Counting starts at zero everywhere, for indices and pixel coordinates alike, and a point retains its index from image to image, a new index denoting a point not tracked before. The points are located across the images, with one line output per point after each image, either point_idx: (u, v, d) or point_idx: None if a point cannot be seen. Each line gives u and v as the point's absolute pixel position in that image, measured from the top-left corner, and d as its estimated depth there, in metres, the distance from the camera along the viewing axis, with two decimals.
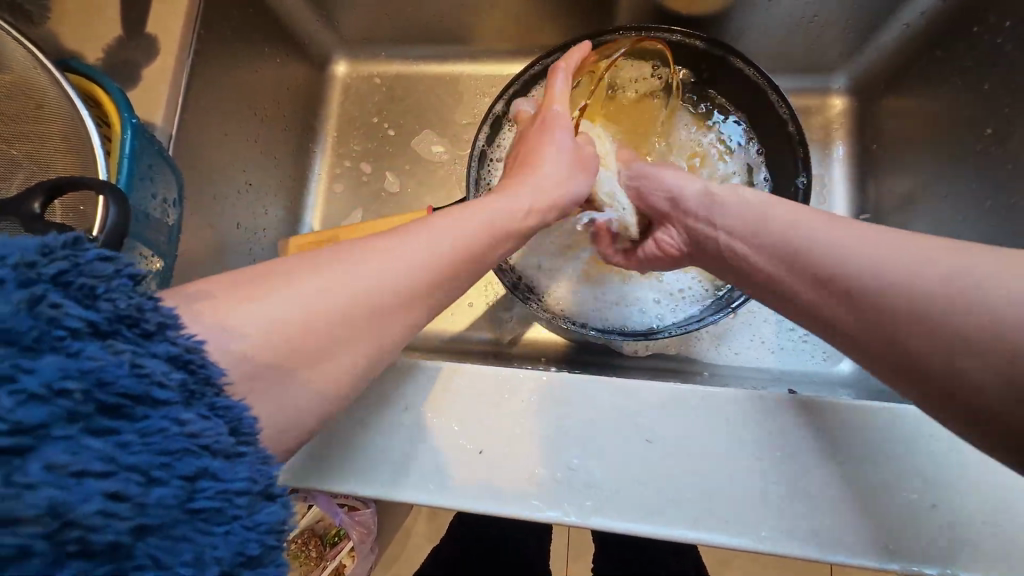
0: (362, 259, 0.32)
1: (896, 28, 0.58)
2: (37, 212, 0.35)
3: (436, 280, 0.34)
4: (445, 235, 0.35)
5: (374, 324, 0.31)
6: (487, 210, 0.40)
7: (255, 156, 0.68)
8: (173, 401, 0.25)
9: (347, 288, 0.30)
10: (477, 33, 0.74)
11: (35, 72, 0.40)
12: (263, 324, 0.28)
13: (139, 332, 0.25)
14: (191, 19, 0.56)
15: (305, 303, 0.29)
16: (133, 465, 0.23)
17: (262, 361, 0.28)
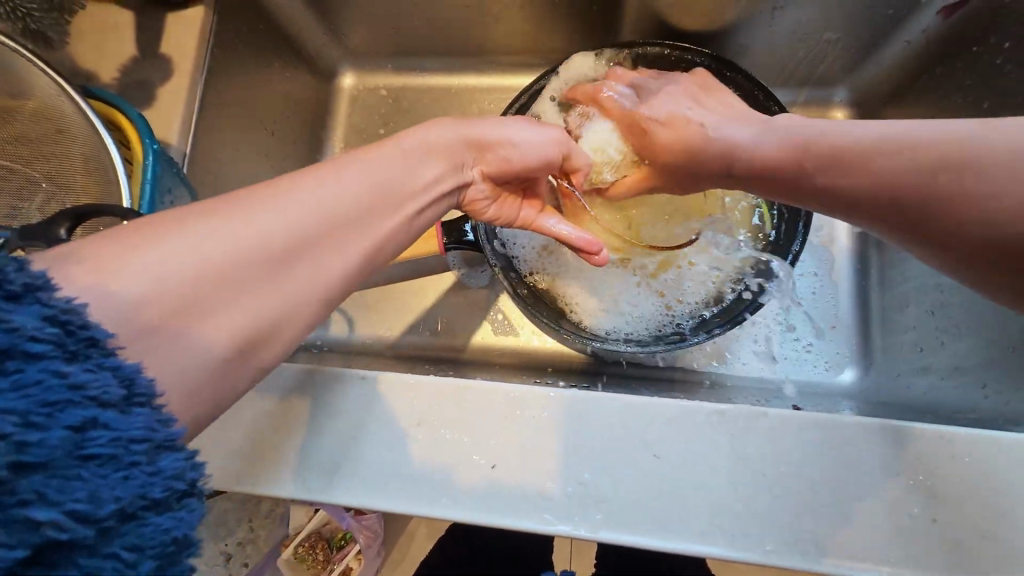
0: (247, 207, 0.30)
1: (897, 45, 0.58)
2: (63, 238, 0.36)
3: (341, 214, 0.32)
4: (344, 179, 0.33)
5: (280, 266, 0.29)
6: (395, 149, 0.37)
7: (265, 170, 0.69)
8: (49, 354, 0.23)
9: (234, 234, 0.28)
10: (484, 46, 0.75)
11: (59, 100, 0.41)
12: (146, 274, 0.26)
13: (1, 294, 0.23)
14: (206, 40, 0.57)
15: (193, 250, 0.27)
16: (10, 410, 0.22)
17: (153, 312, 0.26)
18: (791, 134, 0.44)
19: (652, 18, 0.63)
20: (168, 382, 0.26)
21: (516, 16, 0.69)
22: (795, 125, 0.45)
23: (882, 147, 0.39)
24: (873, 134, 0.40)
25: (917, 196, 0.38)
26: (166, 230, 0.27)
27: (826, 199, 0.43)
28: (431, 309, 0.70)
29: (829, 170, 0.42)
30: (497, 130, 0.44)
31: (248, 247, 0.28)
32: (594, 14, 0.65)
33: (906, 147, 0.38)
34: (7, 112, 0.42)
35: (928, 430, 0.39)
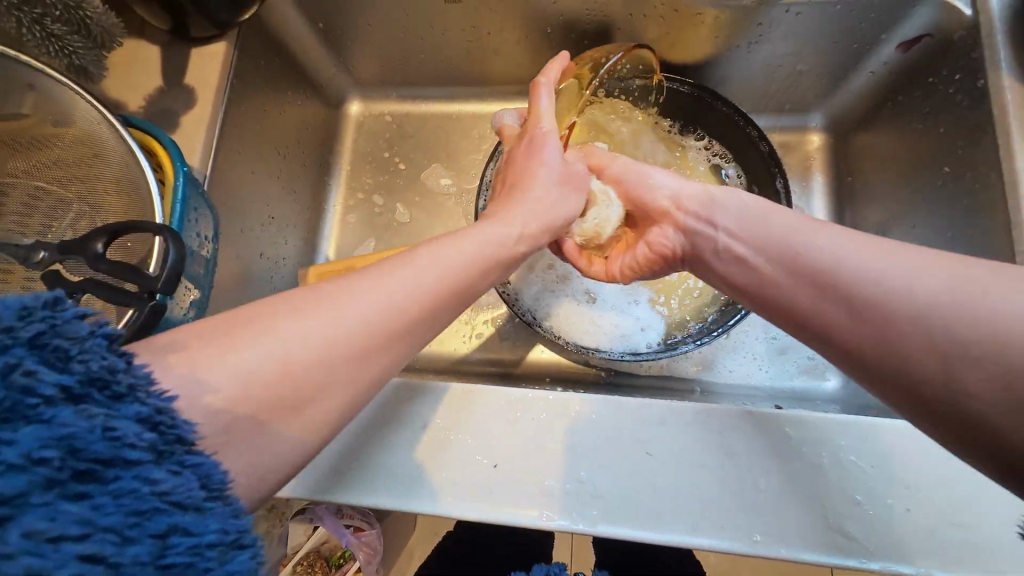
0: (331, 303, 0.32)
1: (863, 76, 0.64)
2: (99, 252, 0.39)
3: (408, 315, 0.34)
4: (422, 276, 0.35)
5: (347, 366, 0.31)
6: (461, 246, 0.39)
7: (277, 191, 0.73)
8: (144, 460, 0.25)
9: (319, 330, 0.31)
10: (483, 76, 0.80)
11: (98, 127, 0.45)
12: (235, 373, 0.28)
13: (110, 394, 0.25)
14: (226, 72, 0.62)
15: (288, 350, 0.29)
16: (107, 527, 0.23)
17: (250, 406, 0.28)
18: (782, 237, 0.39)
19: (638, 52, 0.69)
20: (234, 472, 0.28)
21: (513, 50, 0.74)
22: (791, 228, 0.39)
23: (862, 273, 0.34)
24: (864, 257, 0.34)
25: (936, 343, 0.30)
26: (264, 329, 0.29)
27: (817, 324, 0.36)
28: None
29: (852, 303, 0.33)
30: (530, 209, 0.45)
31: (331, 347, 0.31)
32: (586, 48, 0.71)
33: (923, 296, 0.31)
34: (47, 139, 0.46)
35: (898, 425, 0.42)
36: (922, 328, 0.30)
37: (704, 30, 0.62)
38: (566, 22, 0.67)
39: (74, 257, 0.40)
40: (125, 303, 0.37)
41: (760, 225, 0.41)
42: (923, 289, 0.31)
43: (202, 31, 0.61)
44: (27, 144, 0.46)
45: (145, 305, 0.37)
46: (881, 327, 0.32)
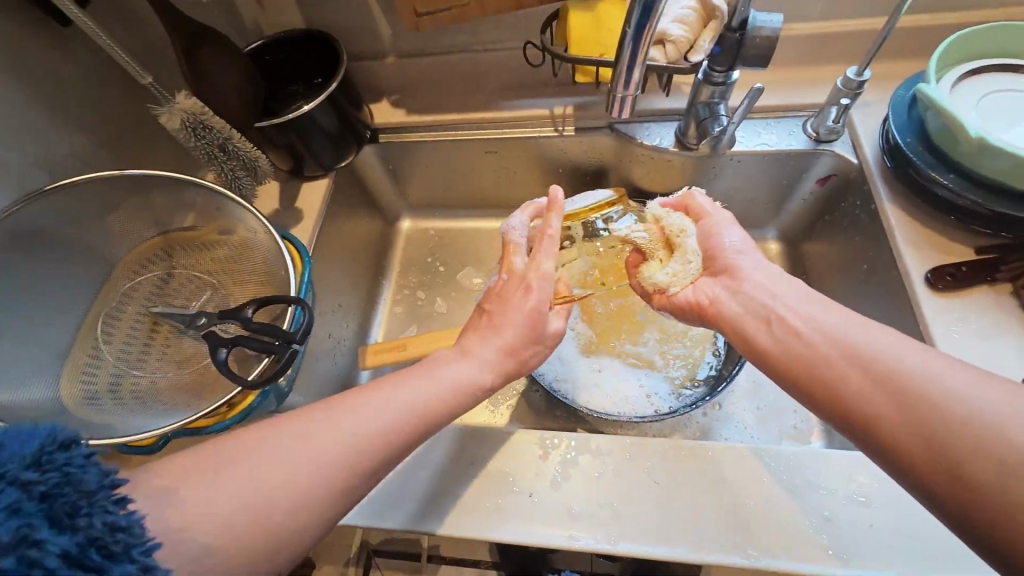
0: (280, 446, 0.41)
1: (797, 202, 0.85)
2: (248, 315, 0.55)
3: (364, 450, 0.43)
4: (362, 414, 0.44)
5: (297, 504, 0.39)
6: (406, 388, 0.48)
7: (344, 287, 0.91)
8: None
9: (273, 474, 0.39)
10: (509, 202, 1.04)
11: (255, 234, 0.62)
12: (206, 509, 0.36)
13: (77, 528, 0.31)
14: (324, 199, 0.84)
15: (257, 480, 0.39)
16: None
17: (233, 518, 0.37)
18: (840, 329, 0.47)
19: (626, 186, 0.92)
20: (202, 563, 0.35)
21: (531, 183, 0.98)
22: (846, 322, 0.48)
23: (920, 371, 0.41)
24: (918, 359, 0.42)
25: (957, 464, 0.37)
26: (235, 465, 0.39)
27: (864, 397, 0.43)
28: None
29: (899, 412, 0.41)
30: (451, 372, 0.52)
31: (300, 472, 0.40)
32: (589, 182, 0.94)
33: (970, 397, 0.39)
34: (211, 241, 0.65)
35: (849, 454, 0.53)
36: (961, 416, 0.38)
37: (674, 172, 0.85)
38: (573, 165, 0.92)
39: (230, 321, 0.56)
40: (271, 350, 0.52)
41: (853, 348, 0.45)
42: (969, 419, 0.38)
43: (311, 171, 0.84)
44: (196, 245, 0.65)
45: (283, 351, 0.52)
46: (928, 412, 0.39)
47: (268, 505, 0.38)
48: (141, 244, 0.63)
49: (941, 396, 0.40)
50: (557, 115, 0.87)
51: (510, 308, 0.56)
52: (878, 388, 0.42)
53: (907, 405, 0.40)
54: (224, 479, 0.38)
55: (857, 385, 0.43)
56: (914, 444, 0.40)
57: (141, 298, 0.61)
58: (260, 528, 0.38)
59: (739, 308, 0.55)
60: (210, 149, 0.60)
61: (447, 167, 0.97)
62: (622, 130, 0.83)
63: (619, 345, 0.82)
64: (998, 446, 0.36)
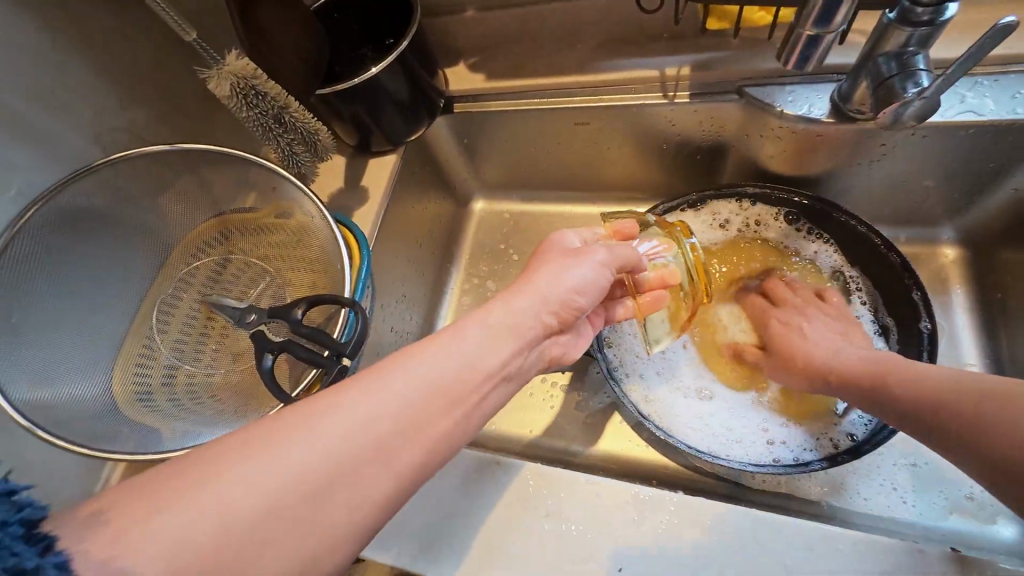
0: (333, 408, 0.34)
1: (1002, 194, 0.62)
2: (298, 316, 0.48)
3: (427, 411, 0.37)
4: (426, 360, 0.39)
5: (359, 479, 0.33)
6: (456, 351, 0.41)
7: (410, 276, 0.83)
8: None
9: (325, 442, 0.32)
10: (598, 184, 0.89)
11: (310, 219, 0.54)
12: (237, 492, 0.29)
13: None
14: (392, 178, 0.76)
15: (318, 448, 0.32)
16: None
17: (288, 500, 0.30)
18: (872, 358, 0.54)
19: (749, 168, 0.74)
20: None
21: (626, 161, 0.83)
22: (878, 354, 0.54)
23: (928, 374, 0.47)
24: (933, 368, 0.47)
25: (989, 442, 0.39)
26: (290, 437, 0.32)
27: (900, 407, 0.47)
28: (537, 408, 0.75)
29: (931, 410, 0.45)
30: (553, 287, 0.49)
31: (340, 444, 0.33)
32: (699, 161, 0.77)
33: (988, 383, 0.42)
34: (268, 226, 0.58)
35: None
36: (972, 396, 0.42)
37: (821, 151, 0.66)
38: (682, 140, 0.75)
39: (280, 320, 0.49)
40: (319, 365, 0.44)
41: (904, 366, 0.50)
42: (987, 401, 0.41)
43: (379, 146, 0.75)
44: (253, 229, 0.59)
45: (332, 366, 0.44)
46: (954, 401, 0.43)
47: (313, 504, 0.31)
48: (195, 227, 0.58)
49: (960, 385, 0.43)
50: (669, 77, 0.70)
51: (562, 284, 0.50)
52: (909, 390, 0.47)
53: (927, 398, 0.45)
54: (259, 456, 0.30)
55: (901, 388, 0.48)
56: (951, 440, 0.42)
57: (197, 287, 0.56)
58: (319, 511, 0.31)
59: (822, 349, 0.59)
60: (263, 120, 0.52)
61: (529, 141, 0.84)
62: (755, 95, 0.65)
63: (723, 364, 0.68)
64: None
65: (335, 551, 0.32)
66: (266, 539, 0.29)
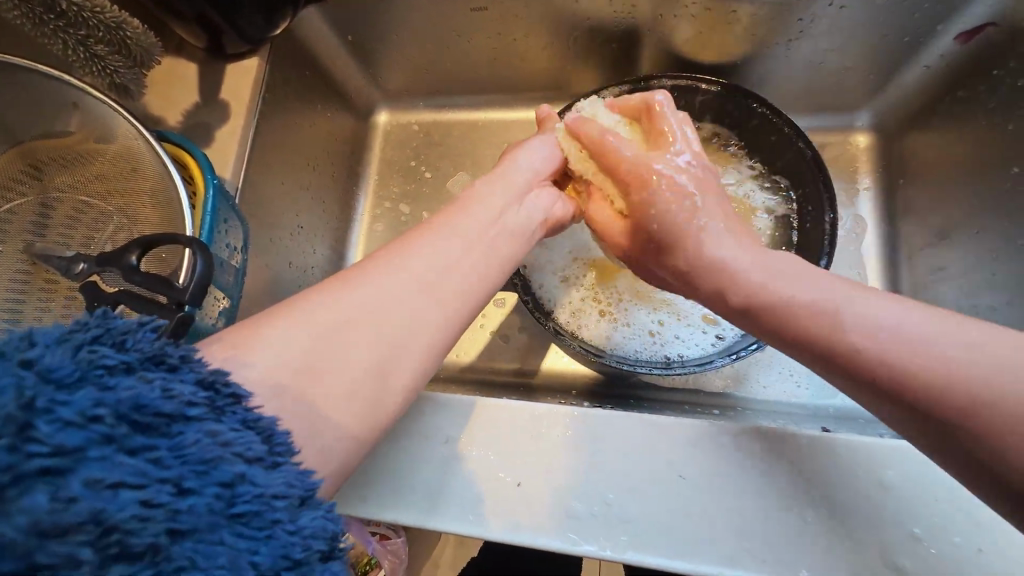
0: (348, 280, 0.33)
1: (917, 70, 0.60)
2: (132, 264, 0.39)
3: (466, 253, 0.38)
4: (434, 231, 0.38)
5: (385, 325, 0.33)
6: (452, 221, 0.40)
7: (306, 203, 0.74)
8: (203, 416, 0.25)
9: (340, 303, 0.32)
10: (510, 84, 0.79)
11: (136, 143, 0.46)
12: (272, 350, 0.29)
13: (165, 366, 0.25)
14: (258, 88, 0.64)
15: (378, 283, 0.33)
16: (165, 477, 0.23)
17: (327, 340, 0.31)
18: (849, 297, 0.35)
19: (666, 55, 0.67)
20: (322, 419, 0.30)
21: (537, 55, 0.72)
22: (802, 275, 0.38)
23: (901, 332, 0.32)
24: (842, 294, 0.35)
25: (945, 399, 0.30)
26: (331, 287, 0.33)
27: (818, 351, 0.35)
28: (456, 336, 0.71)
29: (897, 377, 0.32)
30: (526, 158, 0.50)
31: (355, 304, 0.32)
32: (614, 51, 0.69)
33: (883, 323, 0.33)
34: (93, 155, 0.48)
35: None
36: (911, 346, 0.32)
37: (738, 29, 0.60)
38: (592, 26, 0.66)
39: (112, 269, 0.41)
40: (157, 317, 0.38)
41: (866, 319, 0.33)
42: (877, 347, 0.32)
43: (236, 49, 0.63)
44: (74, 160, 0.49)
45: (172, 316, 0.38)
46: (897, 363, 0.32)
47: (337, 351, 0.31)
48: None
49: (875, 325, 0.33)
50: None
51: (533, 161, 0.50)
52: (859, 334, 0.33)
53: (876, 352, 0.32)
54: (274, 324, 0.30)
55: (853, 354, 0.33)
56: (886, 400, 0.32)
57: (15, 237, 0.47)
58: (365, 344, 0.32)
59: (744, 257, 0.40)
60: (28, 7, 0.41)
61: (424, 34, 0.72)
62: None
63: None
64: (955, 374, 0.30)
65: (403, 365, 0.33)
66: (299, 391, 0.29)
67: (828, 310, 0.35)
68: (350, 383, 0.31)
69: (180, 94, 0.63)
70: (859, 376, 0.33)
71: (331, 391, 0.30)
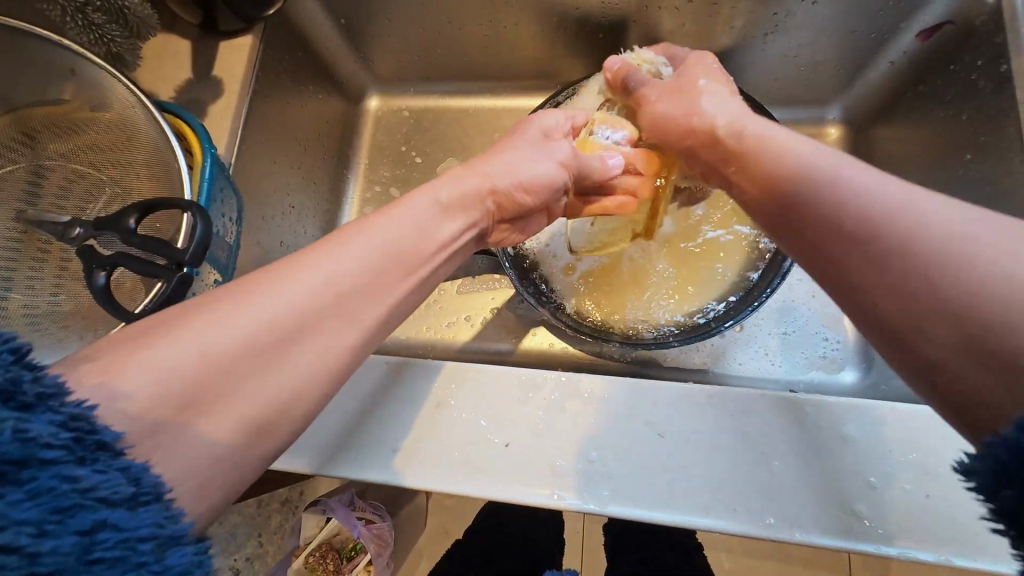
0: (257, 291, 0.31)
1: (883, 65, 0.64)
2: (132, 227, 0.40)
3: (389, 268, 0.35)
4: (362, 237, 0.35)
5: (294, 353, 0.30)
6: (378, 225, 0.36)
7: (297, 183, 0.75)
8: (60, 460, 0.24)
9: (240, 321, 0.29)
10: (499, 72, 0.81)
11: (134, 111, 0.46)
12: (160, 376, 0.27)
13: (15, 404, 0.24)
14: (252, 65, 0.64)
15: (289, 299, 0.31)
16: (22, 520, 0.22)
17: (224, 362, 0.28)
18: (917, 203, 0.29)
19: (650, 46, 0.69)
20: (228, 452, 0.29)
21: (524, 42, 0.74)
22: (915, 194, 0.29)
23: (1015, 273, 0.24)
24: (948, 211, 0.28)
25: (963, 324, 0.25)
26: (242, 293, 0.30)
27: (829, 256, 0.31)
28: (445, 316, 0.73)
29: (904, 300, 0.27)
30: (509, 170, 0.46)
31: (267, 328, 0.30)
32: (601, 42, 0.71)
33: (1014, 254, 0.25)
34: (86, 124, 0.49)
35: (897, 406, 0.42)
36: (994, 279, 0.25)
37: (719, 22, 0.63)
38: (580, 16, 0.68)
39: (110, 233, 0.41)
40: (157, 276, 0.39)
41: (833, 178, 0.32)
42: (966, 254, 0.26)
43: (230, 25, 0.63)
44: (69, 128, 0.49)
45: (173, 276, 0.39)
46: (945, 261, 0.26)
47: (239, 381, 0.29)
48: None
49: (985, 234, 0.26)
50: None
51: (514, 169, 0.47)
52: (923, 257, 0.27)
53: (935, 258, 0.26)
54: (170, 337, 0.28)
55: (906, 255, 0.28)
56: (912, 328, 0.27)
57: (7, 203, 0.47)
58: (268, 374, 0.30)
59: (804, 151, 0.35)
60: None
61: (417, 19, 0.73)
62: None
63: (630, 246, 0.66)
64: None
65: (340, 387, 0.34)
66: (192, 422, 0.27)
67: (874, 209, 0.29)
68: (250, 421, 0.29)
69: (173, 71, 0.64)
70: (915, 287, 0.27)
71: (225, 428, 0.28)
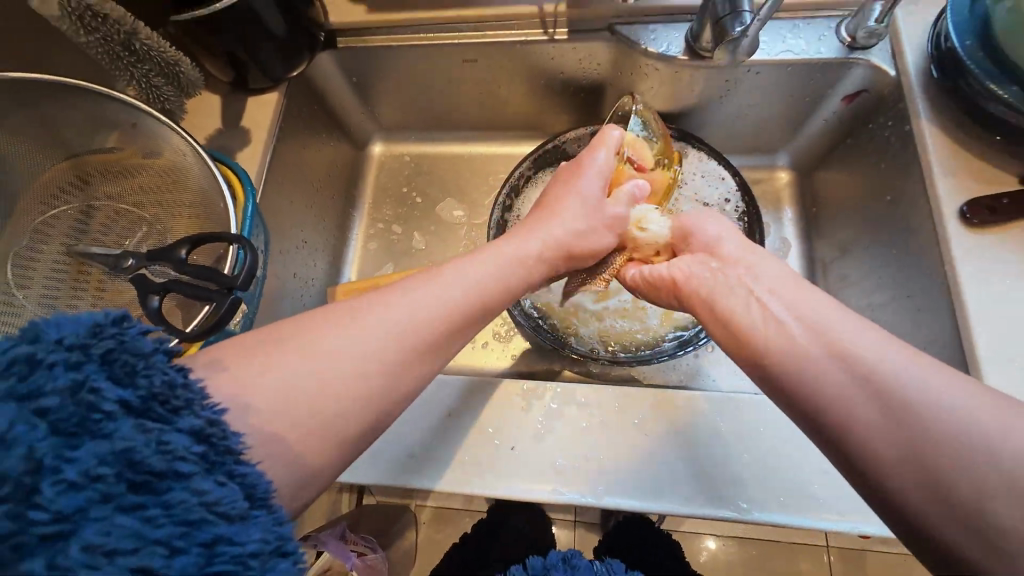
0: (354, 328, 0.39)
1: (817, 122, 0.76)
2: (183, 257, 0.46)
3: (459, 312, 0.44)
4: (434, 286, 0.43)
5: (380, 377, 0.38)
6: (449, 276, 0.45)
7: (310, 221, 0.82)
8: (195, 472, 0.29)
9: (343, 355, 0.37)
10: (492, 123, 0.91)
11: (186, 159, 0.53)
12: (253, 395, 0.34)
13: (168, 408, 0.29)
14: (276, 118, 0.72)
15: (382, 335, 0.39)
16: (159, 535, 0.27)
17: (319, 381, 0.36)
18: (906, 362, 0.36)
19: None
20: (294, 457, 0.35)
21: (514, 98, 0.85)
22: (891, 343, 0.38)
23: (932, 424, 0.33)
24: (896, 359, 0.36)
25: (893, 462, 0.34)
26: (340, 326, 0.38)
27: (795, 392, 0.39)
28: None
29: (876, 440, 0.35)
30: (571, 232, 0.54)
31: (349, 356, 0.37)
32: (581, 99, 0.82)
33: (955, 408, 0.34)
34: (138, 168, 0.55)
35: None
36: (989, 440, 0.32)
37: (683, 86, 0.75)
38: (563, 79, 0.79)
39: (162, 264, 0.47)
40: (210, 300, 0.45)
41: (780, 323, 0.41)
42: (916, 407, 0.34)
43: (259, 84, 0.72)
44: (120, 171, 0.55)
45: (225, 300, 0.45)
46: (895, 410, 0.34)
47: (318, 399, 0.36)
48: (51, 170, 0.54)
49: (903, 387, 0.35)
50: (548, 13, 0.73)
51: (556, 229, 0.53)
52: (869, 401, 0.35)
53: (868, 406, 0.35)
54: (274, 364, 0.35)
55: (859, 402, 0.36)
56: (895, 463, 0.34)
57: (60, 238, 0.53)
58: (361, 394, 0.37)
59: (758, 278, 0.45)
60: (109, 47, 0.49)
61: (420, 79, 0.83)
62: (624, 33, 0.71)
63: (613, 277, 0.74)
64: (959, 455, 0.32)
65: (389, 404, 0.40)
66: (290, 427, 0.35)
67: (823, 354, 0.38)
68: (323, 427, 0.36)
69: (205, 122, 0.72)
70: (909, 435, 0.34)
71: (306, 437, 0.35)
